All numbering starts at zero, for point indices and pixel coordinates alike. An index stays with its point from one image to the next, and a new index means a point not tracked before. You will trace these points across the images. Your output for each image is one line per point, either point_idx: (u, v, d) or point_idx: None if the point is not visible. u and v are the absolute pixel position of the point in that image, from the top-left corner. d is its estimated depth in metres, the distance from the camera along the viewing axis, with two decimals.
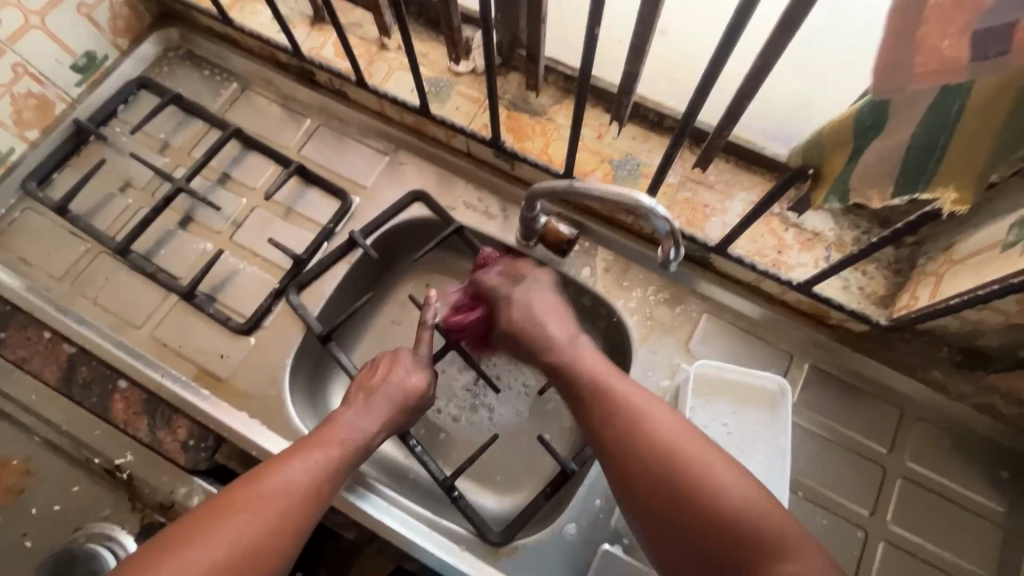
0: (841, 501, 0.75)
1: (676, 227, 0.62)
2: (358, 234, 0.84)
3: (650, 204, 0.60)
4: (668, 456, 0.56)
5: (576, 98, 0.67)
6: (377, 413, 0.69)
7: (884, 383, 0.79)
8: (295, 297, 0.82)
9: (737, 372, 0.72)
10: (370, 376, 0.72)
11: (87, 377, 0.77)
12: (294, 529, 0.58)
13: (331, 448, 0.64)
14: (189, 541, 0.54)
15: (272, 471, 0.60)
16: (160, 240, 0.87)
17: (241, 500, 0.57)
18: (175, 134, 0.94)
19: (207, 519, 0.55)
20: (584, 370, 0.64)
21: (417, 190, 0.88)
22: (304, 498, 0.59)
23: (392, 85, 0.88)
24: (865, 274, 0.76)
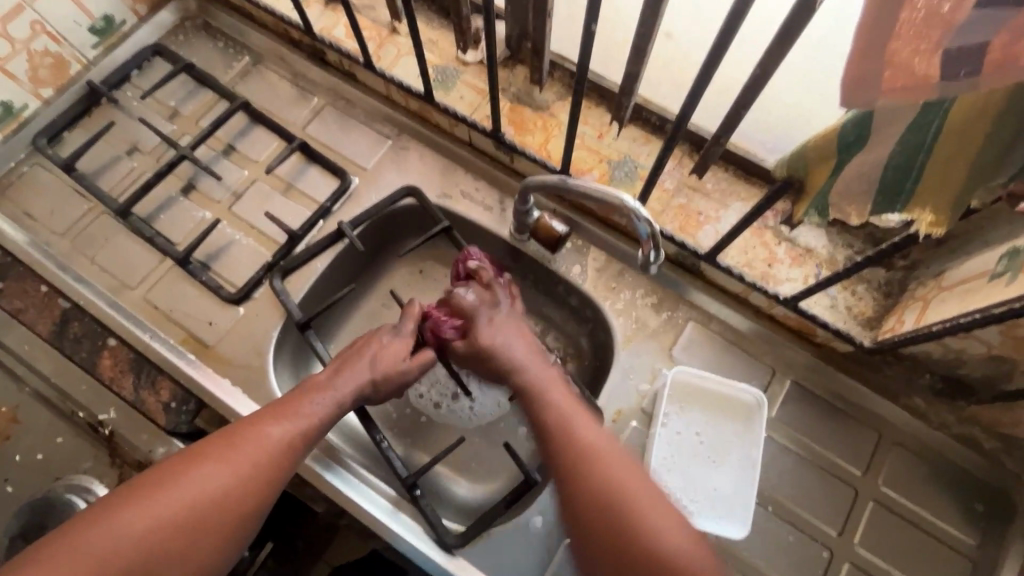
0: (809, 520, 0.74)
1: (658, 231, 0.62)
2: (346, 224, 0.84)
3: (634, 205, 0.60)
4: (616, 488, 0.54)
5: (573, 95, 0.67)
6: (360, 376, 0.67)
7: (865, 406, 0.78)
8: (279, 282, 0.82)
9: (714, 381, 0.72)
10: (357, 344, 0.70)
11: (79, 332, 0.79)
12: (265, 485, 0.57)
13: (309, 410, 0.63)
14: (156, 487, 0.54)
15: (249, 426, 0.59)
16: (161, 205, 0.89)
17: (214, 451, 0.57)
18: (185, 102, 0.95)
19: (178, 465, 0.56)
20: (541, 396, 0.62)
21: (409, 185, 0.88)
22: (277, 454, 0.59)
23: (400, 70, 0.89)
24: (854, 294, 0.75)
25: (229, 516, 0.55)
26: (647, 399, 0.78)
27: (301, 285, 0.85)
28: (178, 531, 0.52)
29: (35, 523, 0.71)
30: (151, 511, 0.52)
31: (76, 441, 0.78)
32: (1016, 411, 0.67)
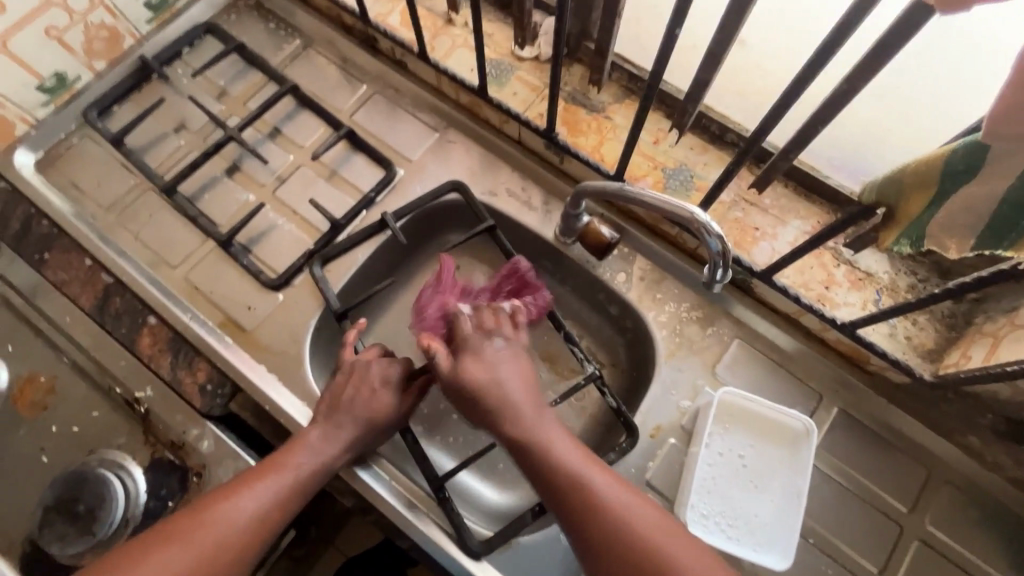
0: (850, 554, 0.72)
1: (727, 247, 0.59)
2: (390, 216, 0.83)
3: (706, 218, 0.56)
4: (614, 516, 0.55)
5: (642, 100, 0.65)
6: (339, 440, 0.69)
7: (916, 440, 0.75)
8: (319, 270, 0.82)
9: (763, 405, 0.70)
10: (342, 391, 0.71)
11: (119, 308, 0.79)
12: (243, 556, 0.60)
13: (287, 476, 0.65)
14: (132, 567, 0.56)
15: (226, 498, 0.62)
16: (206, 185, 0.88)
17: (190, 530, 0.59)
18: (234, 82, 0.95)
19: (155, 547, 0.57)
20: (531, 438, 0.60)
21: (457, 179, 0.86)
22: (254, 528, 0.61)
23: (454, 62, 0.88)
24: (915, 324, 0.72)
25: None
26: (688, 417, 0.76)
27: (340, 276, 0.84)
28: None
29: (68, 497, 0.72)
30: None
31: (111, 417, 0.78)
32: None
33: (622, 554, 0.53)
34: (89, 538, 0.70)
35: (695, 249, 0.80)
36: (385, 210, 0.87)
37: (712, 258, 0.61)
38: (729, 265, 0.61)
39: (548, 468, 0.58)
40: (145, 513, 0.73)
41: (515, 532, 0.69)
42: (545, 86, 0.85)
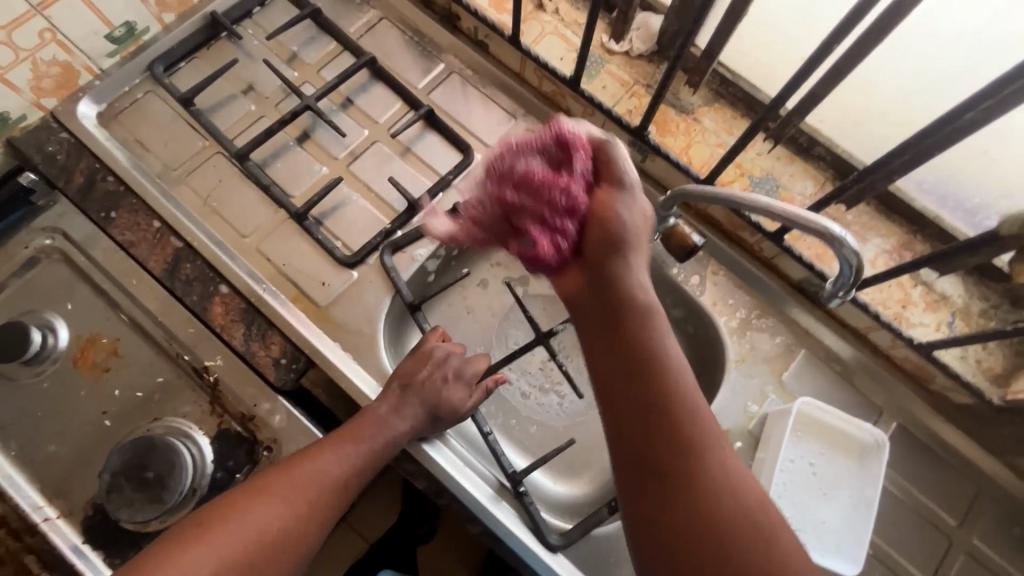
0: (900, 564, 0.75)
1: (860, 260, 0.58)
2: None
3: (842, 233, 0.55)
4: (671, 398, 0.49)
5: (750, 125, 0.69)
6: (411, 414, 0.69)
7: (969, 459, 0.78)
8: (389, 259, 0.81)
9: (840, 417, 0.71)
10: (413, 371, 0.71)
11: (191, 274, 0.77)
12: (321, 518, 0.60)
13: (363, 444, 0.66)
14: (220, 522, 0.55)
15: (308, 462, 0.62)
16: (277, 153, 0.86)
17: (276, 489, 0.59)
18: (306, 48, 0.91)
19: (240, 503, 0.57)
20: (619, 310, 0.53)
21: None
22: (333, 491, 0.62)
23: (542, 49, 0.86)
24: (985, 349, 0.75)
25: (290, 550, 0.57)
26: (756, 421, 0.78)
27: (409, 264, 0.83)
28: (243, 563, 0.54)
29: (136, 462, 0.70)
30: (215, 547, 0.53)
31: (179, 384, 0.76)
32: None
33: (683, 471, 0.47)
34: (158, 505, 0.69)
35: (771, 258, 0.81)
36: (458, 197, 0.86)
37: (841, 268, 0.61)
38: (859, 276, 0.60)
39: (627, 340, 0.51)
40: (213, 483, 0.72)
41: (593, 526, 0.72)
42: (635, 82, 0.84)
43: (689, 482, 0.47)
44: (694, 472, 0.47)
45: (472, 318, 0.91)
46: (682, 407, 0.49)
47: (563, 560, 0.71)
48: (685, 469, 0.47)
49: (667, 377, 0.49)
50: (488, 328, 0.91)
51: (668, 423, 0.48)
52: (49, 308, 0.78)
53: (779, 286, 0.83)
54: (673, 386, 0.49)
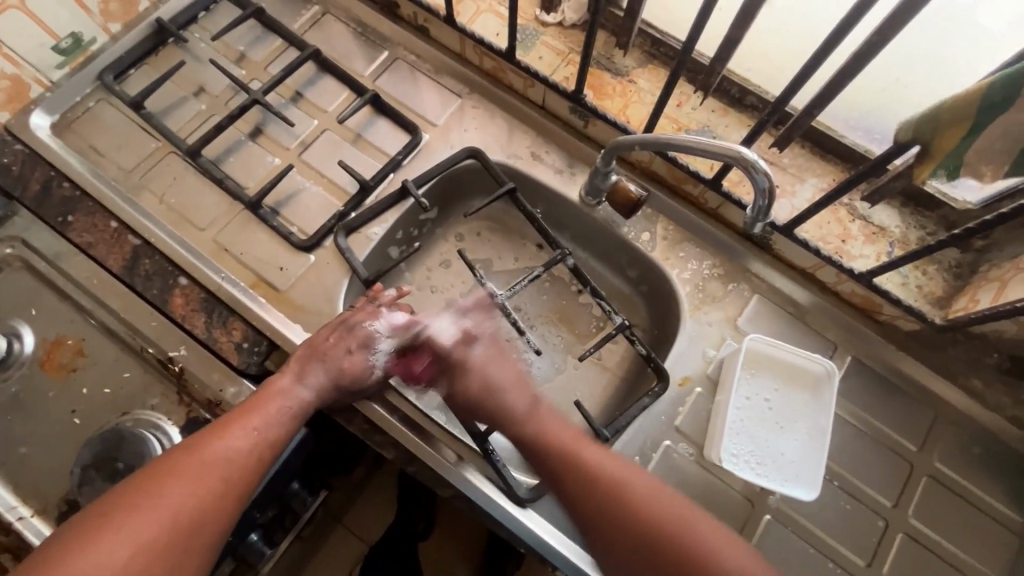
0: (868, 492, 0.76)
1: (775, 184, 0.60)
2: (411, 183, 0.84)
3: (753, 157, 0.58)
4: (605, 483, 0.61)
5: (670, 75, 0.71)
6: (318, 382, 0.70)
7: (925, 386, 0.79)
8: (343, 241, 0.83)
9: (789, 351, 0.74)
10: (321, 342, 0.72)
11: (150, 269, 0.79)
12: (241, 491, 0.60)
13: (270, 415, 0.66)
14: (124, 510, 0.55)
15: (213, 441, 0.61)
16: (229, 148, 0.88)
17: (180, 471, 0.59)
18: (253, 47, 0.94)
19: (144, 490, 0.57)
20: (548, 440, 0.66)
21: (473, 147, 0.88)
22: (246, 465, 0.61)
23: (478, 27, 0.89)
24: (925, 274, 0.77)
25: (208, 525, 0.57)
26: (714, 365, 0.79)
27: (365, 244, 0.85)
28: (157, 543, 0.54)
29: (106, 454, 0.70)
30: (128, 533, 0.54)
31: (145, 377, 0.77)
32: None
33: (627, 509, 0.59)
34: None
35: (716, 208, 0.84)
36: (409, 175, 0.88)
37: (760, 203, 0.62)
38: (774, 205, 0.62)
39: (564, 459, 0.63)
40: None
41: None
42: (570, 51, 0.87)
43: (632, 513, 0.59)
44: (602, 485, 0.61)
45: (437, 296, 0.93)
46: (591, 446, 0.65)
47: (536, 514, 0.73)
48: (624, 502, 0.59)
49: (580, 448, 0.64)
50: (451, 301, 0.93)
51: (600, 479, 0.61)
52: (13, 316, 0.79)
53: (727, 234, 0.85)
54: (603, 469, 0.62)
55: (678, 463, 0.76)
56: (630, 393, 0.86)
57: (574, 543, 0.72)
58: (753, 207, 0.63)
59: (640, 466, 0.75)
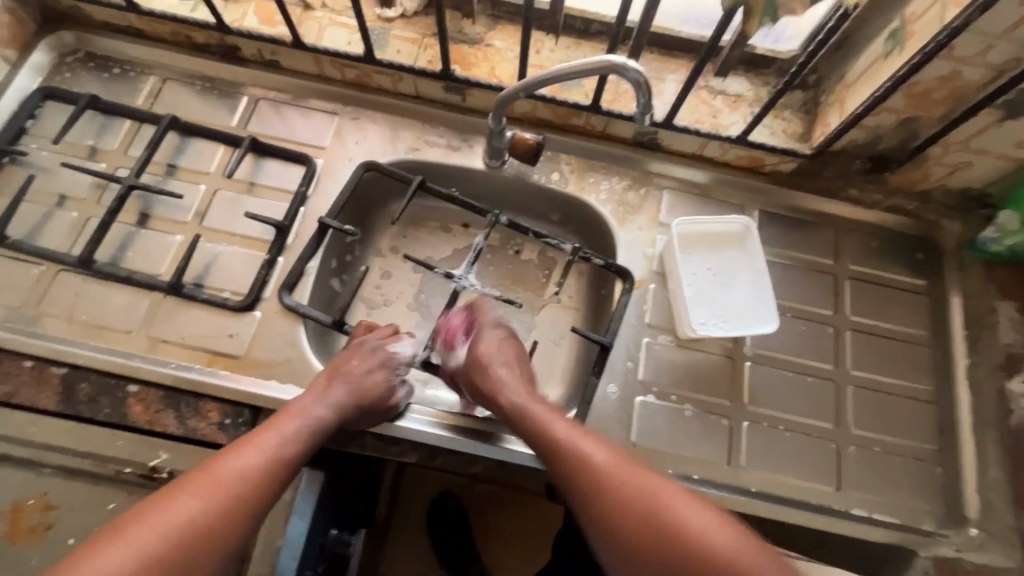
0: (813, 310, 0.88)
1: (645, 78, 0.66)
2: (327, 217, 0.83)
3: (622, 58, 0.64)
4: (607, 476, 0.63)
5: (523, 28, 0.78)
6: (339, 399, 0.71)
7: (821, 209, 0.93)
8: (288, 298, 0.80)
9: (710, 222, 0.84)
10: (342, 361, 0.75)
11: (92, 392, 0.74)
12: (241, 511, 0.59)
13: (284, 432, 0.66)
14: (133, 523, 0.55)
15: (221, 458, 0.62)
16: (123, 243, 0.83)
17: (189, 486, 0.59)
18: (103, 137, 0.88)
19: (151, 505, 0.57)
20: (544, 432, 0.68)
21: (367, 160, 0.88)
22: (252, 483, 0.61)
23: (328, 41, 0.90)
24: (784, 118, 0.89)
25: (206, 541, 0.56)
26: (655, 261, 0.88)
27: (305, 281, 0.85)
28: (160, 556, 0.54)
29: None
30: (130, 543, 0.54)
31: (134, 499, 0.72)
32: (926, 165, 0.84)
33: (622, 501, 0.61)
34: None
35: (603, 128, 0.92)
36: (319, 213, 0.87)
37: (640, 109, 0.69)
38: (651, 103, 0.68)
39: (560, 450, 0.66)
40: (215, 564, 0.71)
41: (586, 401, 0.79)
42: (422, 36, 0.91)
43: (628, 504, 0.60)
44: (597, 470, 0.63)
45: (392, 307, 0.96)
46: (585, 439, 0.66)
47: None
48: (626, 492, 0.61)
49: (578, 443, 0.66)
50: (409, 304, 0.96)
51: (597, 469, 0.63)
52: None
53: (621, 148, 0.93)
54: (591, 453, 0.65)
55: (661, 352, 0.84)
56: (597, 311, 0.94)
57: (617, 458, 0.77)
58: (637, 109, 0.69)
59: (633, 367, 0.83)
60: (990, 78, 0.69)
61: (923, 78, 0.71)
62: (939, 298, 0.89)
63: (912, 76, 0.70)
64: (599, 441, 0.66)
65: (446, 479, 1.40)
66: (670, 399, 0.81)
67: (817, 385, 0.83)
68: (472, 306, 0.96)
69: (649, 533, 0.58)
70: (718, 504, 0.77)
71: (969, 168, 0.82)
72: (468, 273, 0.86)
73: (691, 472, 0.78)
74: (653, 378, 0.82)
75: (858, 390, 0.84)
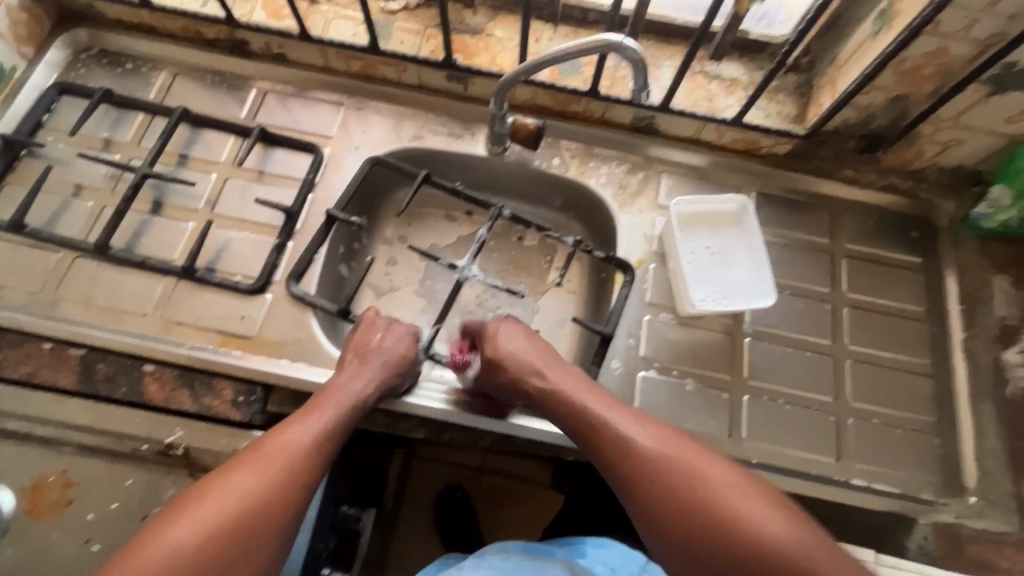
0: (810, 287, 0.89)
1: (642, 57, 0.68)
2: (335, 210, 0.86)
3: (618, 38, 0.67)
4: (653, 458, 0.62)
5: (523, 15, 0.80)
6: (373, 376, 0.73)
7: (817, 190, 0.95)
8: (296, 287, 0.83)
9: (707, 202, 0.86)
10: (366, 340, 0.76)
11: (108, 371, 0.76)
12: (297, 483, 0.60)
13: (330, 407, 0.68)
14: (199, 498, 0.57)
15: (276, 433, 0.63)
16: (138, 230, 0.85)
17: (247, 460, 0.60)
18: (117, 129, 0.91)
19: (216, 479, 0.59)
20: (585, 414, 0.67)
21: (374, 156, 0.91)
22: (307, 456, 0.62)
23: (334, 33, 0.93)
24: (779, 101, 0.91)
25: (268, 514, 0.57)
26: (655, 242, 0.90)
27: (314, 269, 0.87)
28: (226, 528, 0.55)
29: None
30: (195, 517, 0.55)
31: (151, 476, 0.73)
32: (918, 143, 0.86)
33: (674, 486, 0.59)
34: None
35: (603, 114, 0.94)
36: (325, 206, 0.89)
37: (637, 87, 0.72)
38: (648, 82, 0.71)
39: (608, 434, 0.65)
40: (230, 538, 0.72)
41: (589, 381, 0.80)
42: (425, 28, 0.94)
43: (677, 486, 0.59)
44: (642, 454, 0.62)
45: (398, 293, 0.98)
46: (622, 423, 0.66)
47: None
48: (675, 476, 0.60)
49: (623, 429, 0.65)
50: (416, 291, 0.98)
51: (647, 456, 0.62)
52: None
53: (619, 134, 0.96)
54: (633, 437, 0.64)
55: (662, 330, 0.85)
56: (598, 293, 0.96)
57: None
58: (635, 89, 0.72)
59: (634, 344, 0.84)
60: (976, 53, 0.71)
61: (911, 55, 0.73)
62: (935, 274, 0.91)
63: (900, 53, 0.73)
64: (638, 421, 0.66)
65: (453, 470, 1.42)
66: (671, 374, 0.83)
67: (815, 360, 0.85)
68: (476, 290, 0.98)
69: (694, 520, 0.57)
70: None
71: (959, 145, 0.85)
72: (471, 264, 0.87)
73: (693, 444, 0.79)
74: (654, 354, 0.84)
75: (856, 364, 0.85)
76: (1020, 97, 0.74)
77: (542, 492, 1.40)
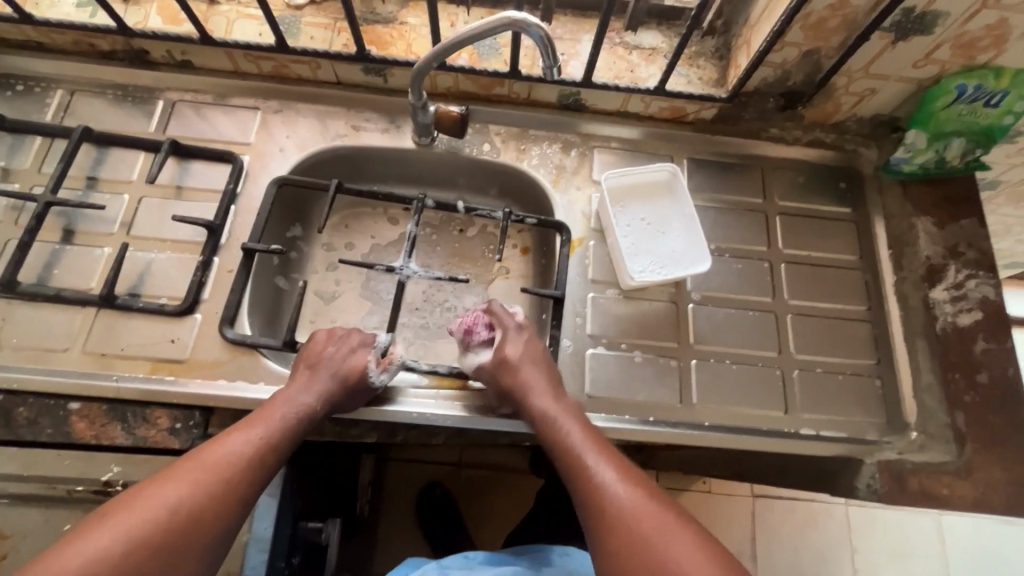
0: (747, 247, 0.91)
1: (549, 33, 0.67)
2: (251, 243, 0.80)
3: (522, 14, 0.66)
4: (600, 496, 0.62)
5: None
6: (322, 388, 0.71)
7: (746, 151, 0.96)
8: (232, 332, 0.77)
9: (635, 175, 0.86)
10: (322, 351, 0.75)
11: (30, 415, 0.72)
12: (234, 498, 0.59)
13: (272, 420, 0.66)
14: (125, 507, 0.55)
15: (213, 445, 0.62)
16: (49, 262, 0.80)
17: (182, 472, 0.58)
18: (14, 157, 0.85)
19: (144, 489, 0.57)
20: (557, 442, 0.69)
21: (280, 176, 0.86)
22: (246, 471, 0.61)
23: (239, 33, 0.89)
24: (699, 66, 0.92)
25: (198, 530, 0.55)
26: (593, 219, 0.90)
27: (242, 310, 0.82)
28: (151, 539, 0.53)
29: None
30: (120, 527, 0.53)
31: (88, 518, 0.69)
32: (835, 96, 0.88)
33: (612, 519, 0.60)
34: None
35: (528, 95, 0.93)
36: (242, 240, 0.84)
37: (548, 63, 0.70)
38: (559, 59, 0.70)
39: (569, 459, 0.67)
40: None
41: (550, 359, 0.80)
42: (334, 21, 0.91)
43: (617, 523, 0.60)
44: (615, 505, 0.61)
45: (340, 298, 0.95)
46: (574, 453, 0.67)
47: None
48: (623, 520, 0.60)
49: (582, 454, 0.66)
50: (360, 294, 0.96)
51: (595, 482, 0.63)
52: None
53: (548, 113, 0.95)
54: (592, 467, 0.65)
55: (607, 306, 0.86)
56: (543, 276, 0.95)
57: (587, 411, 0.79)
58: (546, 70, 0.71)
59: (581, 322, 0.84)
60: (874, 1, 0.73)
61: (815, 9, 0.74)
62: (864, 223, 0.93)
63: (804, 7, 0.73)
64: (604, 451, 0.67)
65: (430, 468, 1.41)
66: (620, 348, 0.83)
67: (758, 318, 0.87)
68: (420, 288, 0.97)
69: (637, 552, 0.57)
70: (675, 442, 0.79)
71: (875, 95, 0.87)
72: (409, 261, 0.84)
73: (647, 415, 0.80)
74: (602, 330, 0.84)
75: (796, 318, 0.87)
76: (921, 41, 0.75)
77: (519, 479, 1.41)
